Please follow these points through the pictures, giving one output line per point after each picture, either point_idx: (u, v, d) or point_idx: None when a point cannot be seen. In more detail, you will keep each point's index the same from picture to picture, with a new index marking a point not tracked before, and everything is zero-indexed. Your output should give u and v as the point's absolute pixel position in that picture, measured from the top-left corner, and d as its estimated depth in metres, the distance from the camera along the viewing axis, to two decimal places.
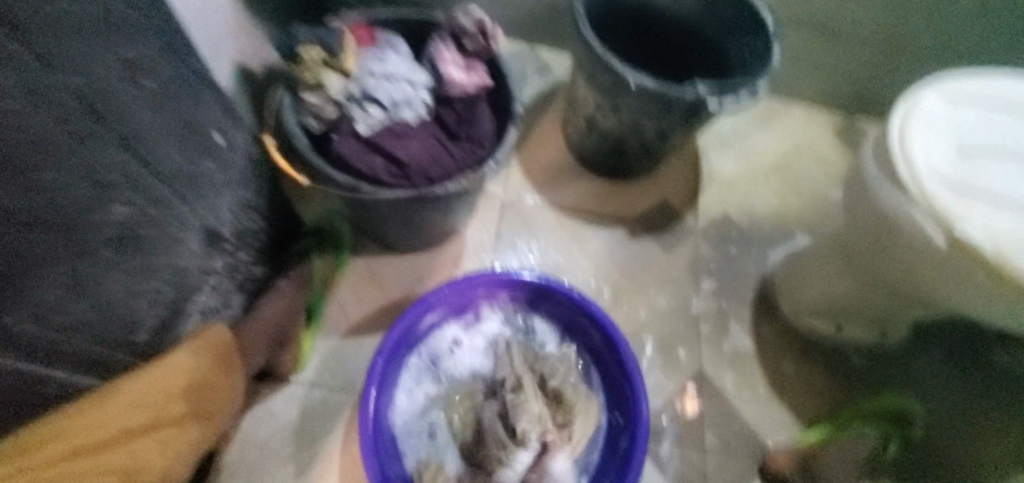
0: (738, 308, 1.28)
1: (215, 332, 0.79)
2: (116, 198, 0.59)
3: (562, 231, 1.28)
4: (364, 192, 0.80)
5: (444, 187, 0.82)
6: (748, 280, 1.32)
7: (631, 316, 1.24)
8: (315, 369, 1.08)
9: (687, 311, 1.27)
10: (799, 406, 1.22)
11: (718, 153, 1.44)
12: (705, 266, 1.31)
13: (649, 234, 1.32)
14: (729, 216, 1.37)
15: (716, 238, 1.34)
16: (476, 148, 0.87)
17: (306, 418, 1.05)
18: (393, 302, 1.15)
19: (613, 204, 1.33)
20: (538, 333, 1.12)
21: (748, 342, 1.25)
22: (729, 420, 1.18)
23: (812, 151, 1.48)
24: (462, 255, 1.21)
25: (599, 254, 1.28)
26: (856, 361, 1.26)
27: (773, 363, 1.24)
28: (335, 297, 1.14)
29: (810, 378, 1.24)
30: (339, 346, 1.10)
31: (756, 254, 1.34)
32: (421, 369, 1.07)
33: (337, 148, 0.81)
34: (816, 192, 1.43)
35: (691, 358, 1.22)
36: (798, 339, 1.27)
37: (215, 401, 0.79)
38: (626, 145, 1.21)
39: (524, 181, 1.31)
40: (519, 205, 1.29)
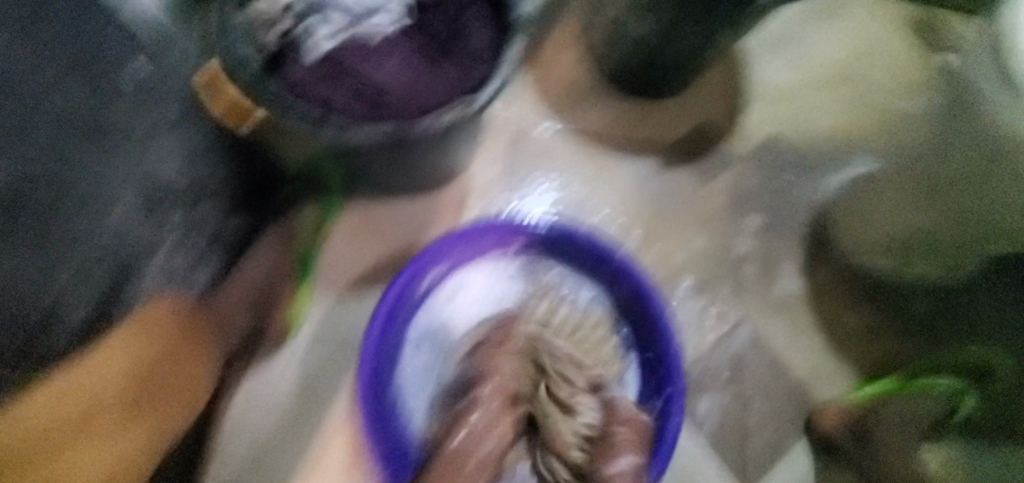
0: (788, 247, 1.10)
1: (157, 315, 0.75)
2: None
3: (583, 163, 1.10)
4: (331, 128, 0.64)
5: (433, 118, 0.66)
6: (801, 211, 1.11)
7: (662, 259, 1.07)
8: (314, 328, 0.96)
9: (729, 251, 1.09)
10: (855, 358, 1.05)
11: (771, 59, 1.19)
12: (750, 199, 1.12)
13: (685, 162, 1.12)
14: (782, 137, 1.15)
15: (765, 164, 1.14)
16: (471, 67, 0.70)
17: (306, 384, 0.94)
18: (396, 253, 1.01)
19: (644, 129, 1.13)
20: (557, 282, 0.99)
21: (801, 286, 1.08)
22: (776, 374, 1.04)
23: (884, 52, 1.20)
24: (468, 197, 1.06)
25: (627, 189, 1.10)
26: (919, 306, 1.07)
27: (832, 312, 1.07)
28: (329, 248, 0.99)
29: (870, 328, 1.06)
30: (336, 304, 0.98)
31: (812, 184, 1.13)
32: (429, 329, 0.95)
33: (293, 73, 0.66)
34: (886, 105, 1.18)
35: (734, 307, 1.06)
36: (860, 283, 1.08)
37: (173, 392, 0.76)
38: (660, 57, 1.00)
39: (538, 105, 1.11)
40: (534, 135, 1.10)
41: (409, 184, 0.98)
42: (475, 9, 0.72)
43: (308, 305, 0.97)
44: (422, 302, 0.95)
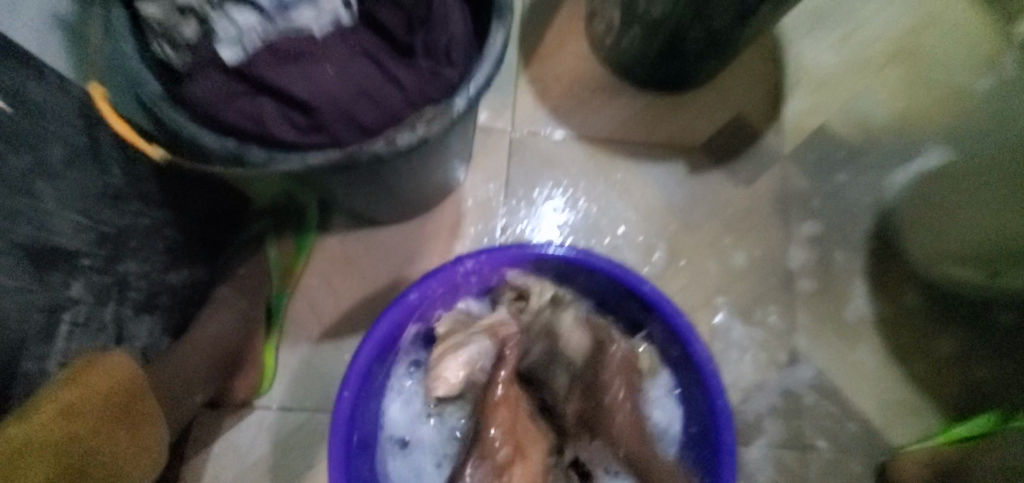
0: (847, 256, 0.92)
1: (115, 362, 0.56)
2: None
3: (595, 173, 0.94)
4: (254, 162, 0.51)
5: (386, 141, 0.50)
6: (859, 213, 0.94)
7: (699, 281, 0.90)
8: (285, 387, 0.81)
9: (779, 267, 0.91)
10: (942, 391, 0.86)
11: (812, 37, 1.01)
12: (799, 202, 0.94)
13: (719, 164, 0.95)
14: (830, 126, 0.97)
15: (812, 161, 0.95)
16: (439, 65, 0.53)
17: (277, 455, 0.79)
18: (378, 293, 0.85)
19: (665, 129, 0.96)
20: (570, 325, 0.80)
21: (868, 308, 0.90)
22: (846, 416, 0.85)
23: (945, 22, 1.04)
24: (462, 221, 0.89)
25: (648, 200, 0.93)
26: (1009, 320, 0.89)
27: (905, 335, 0.89)
28: (301, 290, 0.85)
29: (953, 354, 0.88)
30: (313, 355, 0.82)
31: (868, 178, 0.95)
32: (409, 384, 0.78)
33: (199, 92, 0.51)
34: (953, 82, 1.01)
35: (789, 335, 0.88)
36: (935, 296, 0.90)
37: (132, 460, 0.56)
38: (685, 40, 0.82)
39: (539, 108, 0.95)
40: (536, 143, 0.94)
41: (389, 210, 0.82)
42: None
43: (280, 358, 0.82)
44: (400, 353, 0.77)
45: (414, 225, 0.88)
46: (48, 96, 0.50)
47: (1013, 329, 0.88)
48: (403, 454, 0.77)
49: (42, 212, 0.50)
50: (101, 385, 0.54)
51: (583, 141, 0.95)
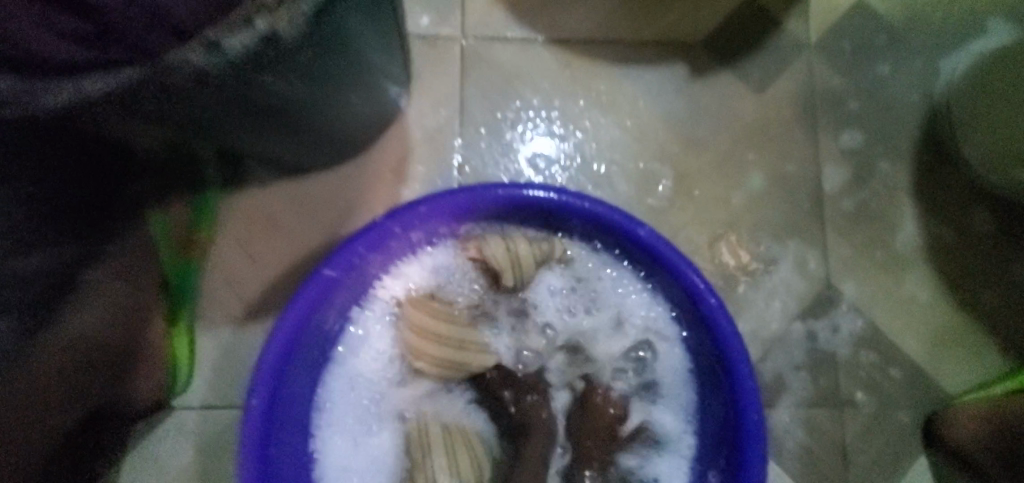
0: (888, 169, 0.74)
1: None
2: None
3: (571, 85, 0.74)
4: None
5: None
6: (902, 112, 0.75)
7: (706, 214, 0.73)
8: (206, 381, 0.66)
9: (804, 188, 0.74)
10: (1005, 324, 0.71)
11: None
12: (828, 105, 0.75)
13: (725, 62, 0.75)
14: (865, 4, 0.76)
15: (842, 52, 0.76)
16: None
17: (204, 462, 0.65)
18: (312, 258, 0.68)
19: (658, 23, 0.76)
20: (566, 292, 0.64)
21: (916, 232, 0.73)
22: (891, 362, 0.71)
23: None
24: (409, 161, 0.71)
25: (641, 116, 0.74)
26: None
27: (960, 261, 0.73)
28: (212, 262, 0.68)
29: (1021, 279, 0.72)
30: (235, 341, 0.67)
31: (913, 69, 0.76)
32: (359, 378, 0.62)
33: None
34: None
35: (818, 270, 0.72)
36: (995, 209, 0.74)
37: None
38: None
39: (496, 7, 0.74)
40: (494, 52, 0.74)
41: (308, 151, 0.64)
42: None
43: (195, 345, 0.66)
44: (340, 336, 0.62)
45: (348, 172, 0.71)
46: None
47: None
48: (354, 461, 0.61)
49: None
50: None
51: (554, 46, 0.74)
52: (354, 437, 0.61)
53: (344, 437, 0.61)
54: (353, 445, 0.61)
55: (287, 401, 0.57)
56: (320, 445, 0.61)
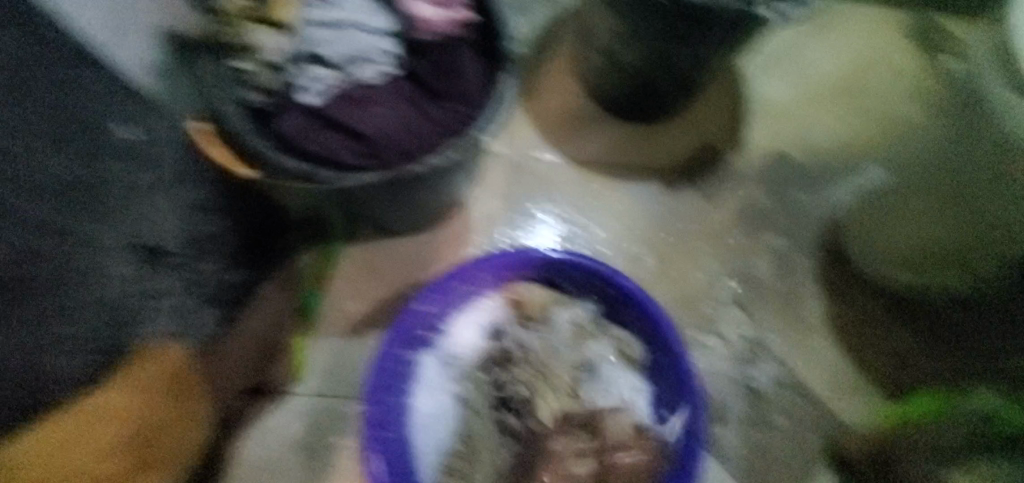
0: (800, 262, 1.07)
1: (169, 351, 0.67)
2: None
3: (584, 191, 1.09)
4: (323, 180, 0.65)
5: (422, 163, 0.66)
6: (809, 223, 1.10)
7: (674, 284, 1.05)
8: (320, 376, 0.93)
9: (742, 271, 1.06)
10: (882, 375, 1.01)
11: (767, 75, 1.19)
12: (758, 216, 1.10)
13: (689, 183, 1.11)
14: (784, 152, 1.14)
15: (768, 182, 1.12)
16: (462, 106, 0.70)
17: (312, 434, 0.91)
18: (400, 293, 0.99)
19: (645, 154, 1.12)
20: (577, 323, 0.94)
21: (819, 306, 1.05)
22: (802, 398, 0.99)
23: (881, 64, 1.22)
24: (471, 232, 1.04)
25: (632, 213, 1.08)
26: (943, 314, 1.04)
27: (851, 329, 1.04)
28: (332, 292, 0.98)
29: (892, 344, 1.03)
30: (342, 348, 0.95)
31: (816, 195, 1.12)
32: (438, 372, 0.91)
33: (283, 127, 0.66)
34: (887, 113, 1.18)
35: (751, 328, 1.03)
36: (875, 292, 1.06)
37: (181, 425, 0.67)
38: (655, 80, 0.99)
39: (536, 136, 1.11)
40: (533, 166, 1.09)
41: (410, 222, 0.97)
42: (465, 44, 0.72)
43: (314, 349, 0.95)
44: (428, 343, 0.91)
45: (430, 237, 1.03)
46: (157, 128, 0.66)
47: (946, 322, 1.04)
48: (429, 424, 0.89)
49: None
50: (157, 371, 0.65)
51: (574, 165, 1.10)
52: (431, 409, 0.90)
53: (425, 409, 0.90)
54: (430, 414, 0.90)
55: (394, 380, 0.85)
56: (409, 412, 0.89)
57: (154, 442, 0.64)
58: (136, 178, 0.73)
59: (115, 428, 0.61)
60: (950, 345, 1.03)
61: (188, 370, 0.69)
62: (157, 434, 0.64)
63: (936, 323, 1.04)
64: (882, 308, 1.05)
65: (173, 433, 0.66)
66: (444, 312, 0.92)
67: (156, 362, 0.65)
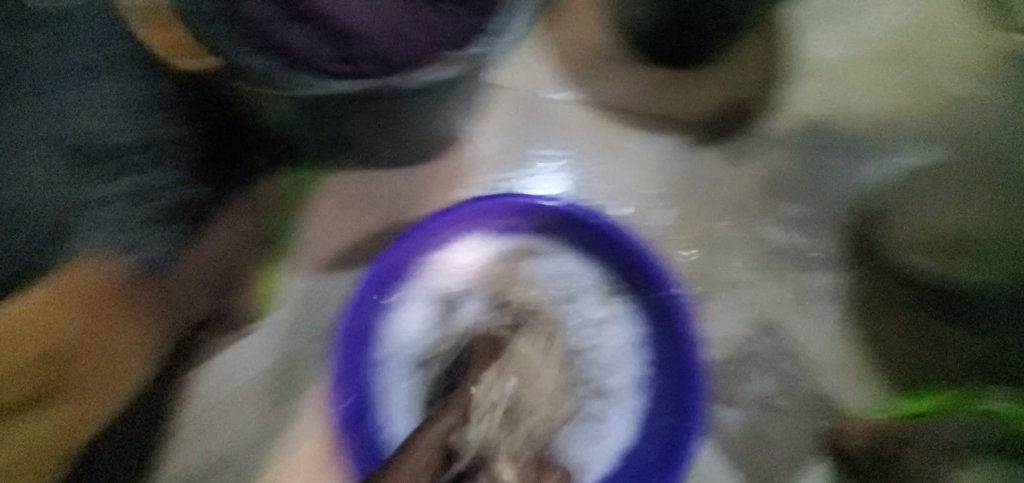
0: (826, 240, 0.98)
1: (84, 275, 0.59)
2: None
3: (596, 137, 0.97)
4: (290, 83, 0.54)
5: (407, 74, 0.54)
6: (841, 201, 0.99)
7: (684, 251, 0.95)
8: (285, 312, 0.85)
9: (758, 242, 0.96)
10: (893, 369, 0.94)
11: (818, 27, 1.04)
12: (785, 184, 0.99)
13: (714, 141, 0.99)
14: (824, 115, 1.01)
15: (803, 147, 1.00)
16: (460, 10, 0.58)
17: (274, 375, 0.84)
18: (383, 232, 0.89)
19: (668, 102, 1.00)
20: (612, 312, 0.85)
21: (838, 287, 0.96)
22: (804, 383, 0.92)
23: (950, 22, 1.06)
24: (467, 171, 0.93)
25: (648, 169, 0.97)
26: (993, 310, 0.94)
27: (869, 318, 0.95)
28: (305, 223, 0.87)
29: (910, 336, 0.95)
30: (314, 285, 0.86)
31: (853, 171, 1.00)
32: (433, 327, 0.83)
33: (249, 13, 0.55)
34: (949, 81, 1.04)
35: (760, 307, 0.94)
36: (901, 285, 0.97)
37: (119, 351, 0.60)
38: (692, 15, 0.85)
39: (549, 71, 0.98)
40: (542, 103, 0.97)
41: (399, 152, 0.85)
42: None
43: (282, 283, 0.85)
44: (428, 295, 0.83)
45: (422, 173, 0.92)
46: None
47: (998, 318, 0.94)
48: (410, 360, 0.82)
49: None
50: (76, 288, 0.58)
51: (587, 107, 0.98)
52: (409, 340, 0.82)
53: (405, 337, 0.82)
54: (406, 346, 0.82)
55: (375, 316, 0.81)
56: (385, 340, 0.81)
57: (82, 357, 0.57)
58: None
59: (25, 345, 0.54)
60: (998, 345, 0.93)
61: (122, 289, 0.61)
62: (87, 351, 0.57)
63: (967, 320, 0.94)
64: (914, 299, 0.96)
65: (107, 351, 0.59)
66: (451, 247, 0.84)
67: (76, 279, 0.58)
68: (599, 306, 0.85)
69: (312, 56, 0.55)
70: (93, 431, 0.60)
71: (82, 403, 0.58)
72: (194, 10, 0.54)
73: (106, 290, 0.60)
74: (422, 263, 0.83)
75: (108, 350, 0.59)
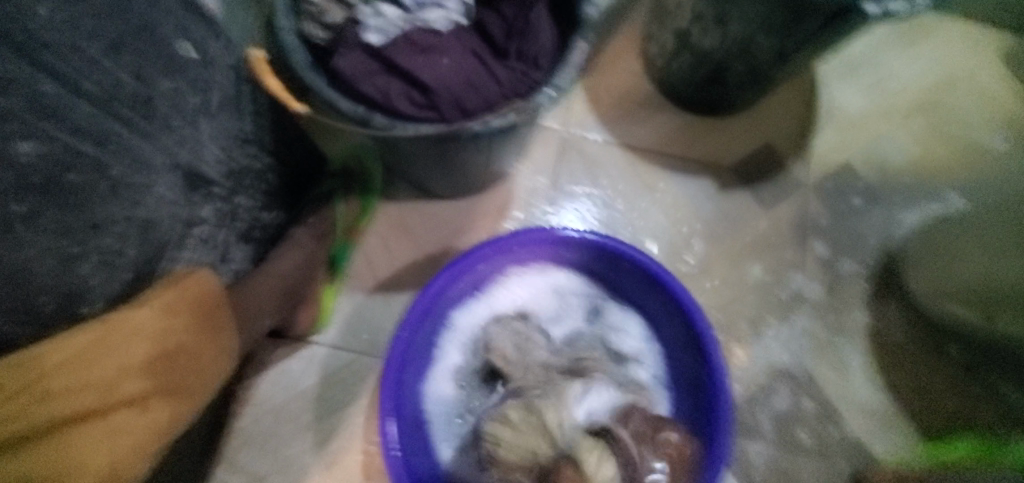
0: (853, 283, 1.01)
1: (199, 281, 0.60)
2: (53, 124, 0.44)
3: (632, 179, 1.04)
4: (377, 127, 0.60)
5: (482, 121, 0.61)
6: (867, 246, 1.03)
7: (713, 289, 1.00)
8: (338, 329, 0.92)
9: (787, 284, 1.00)
10: (920, 414, 0.96)
11: (844, 82, 1.11)
12: (814, 229, 1.03)
13: (745, 185, 1.05)
14: (851, 165, 1.06)
15: (831, 193, 1.05)
16: (528, 68, 0.65)
17: (324, 386, 0.90)
18: (429, 258, 0.96)
19: (701, 148, 1.06)
20: (627, 333, 0.92)
21: (864, 331, 0.99)
22: (831, 424, 0.95)
23: (969, 84, 1.12)
24: (509, 206, 1.00)
25: (680, 209, 1.03)
26: None
27: (896, 363, 0.98)
28: (361, 246, 0.96)
29: (939, 382, 0.97)
30: (366, 304, 0.94)
31: (878, 218, 1.04)
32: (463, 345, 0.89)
33: (340, 64, 0.61)
34: (970, 139, 1.09)
35: (790, 346, 0.98)
36: (927, 330, 0.99)
37: (206, 364, 0.60)
38: (728, 71, 0.93)
39: (589, 115, 1.06)
40: (583, 145, 1.04)
41: (452, 186, 0.93)
42: (540, 3, 0.67)
43: (336, 300, 0.93)
44: (455, 314, 0.90)
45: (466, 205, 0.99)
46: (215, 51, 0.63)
47: None
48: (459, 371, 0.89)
49: (197, 143, 0.62)
50: (185, 298, 0.58)
51: (625, 150, 1.05)
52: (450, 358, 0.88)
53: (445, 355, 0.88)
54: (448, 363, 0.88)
55: (417, 342, 0.83)
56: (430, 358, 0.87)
57: (180, 366, 0.56)
58: (184, 98, 0.58)
59: (142, 343, 0.52)
60: None
61: (213, 303, 0.62)
62: (181, 360, 0.56)
63: (1006, 371, 0.97)
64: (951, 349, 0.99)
65: (193, 361, 0.58)
66: (484, 272, 0.89)
67: (184, 286, 0.58)
68: (626, 333, 0.92)
69: (396, 104, 0.61)
70: (161, 449, 0.53)
71: (169, 413, 0.53)
72: (295, 61, 0.61)
73: (209, 304, 0.61)
74: (456, 287, 0.87)
75: (202, 361, 0.59)
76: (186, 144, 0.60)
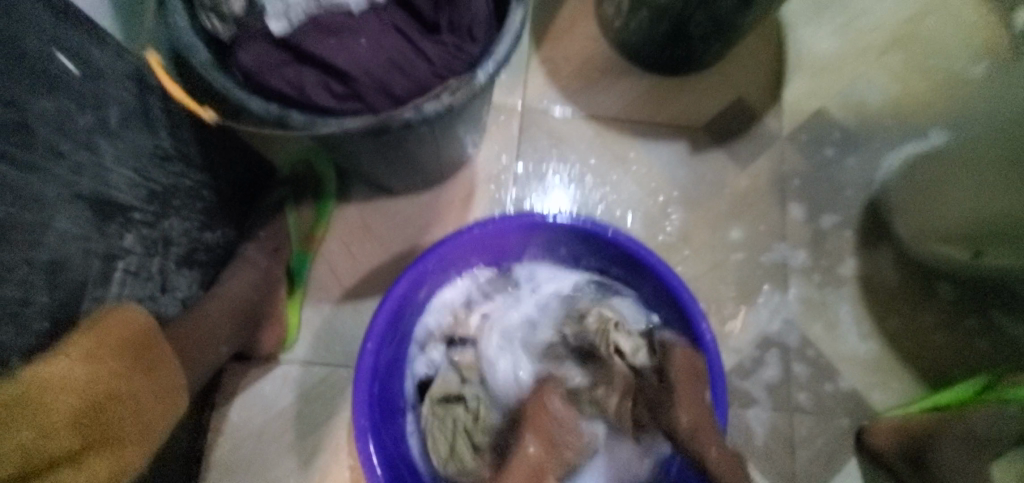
0: (840, 233, 0.97)
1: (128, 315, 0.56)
2: None
3: (602, 150, 0.98)
4: (295, 126, 0.55)
5: (415, 107, 0.55)
6: (851, 194, 0.99)
7: (698, 256, 0.95)
8: (306, 344, 0.87)
9: (772, 241, 0.96)
10: (920, 361, 0.93)
11: (812, 23, 1.05)
12: (794, 181, 0.99)
13: (720, 144, 0.99)
14: (827, 111, 1.01)
15: (809, 142, 1.00)
16: (462, 42, 0.59)
17: (300, 404, 0.85)
18: (395, 258, 0.91)
19: (670, 109, 1.00)
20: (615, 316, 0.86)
21: (856, 283, 0.95)
22: (828, 382, 0.92)
23: (944, 10, 1.07)
24: (474, 193, 0.94)
25: (654, 176, 0.98)
26: None
27: (890, 308, 0.95)
28: (321, 254, 0.90)
29: (939, 325, 0.94)
30: (333, 313, 0.88)
31: (859, 162, 1.00)
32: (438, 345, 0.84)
33: (244, 59, 0.56)
34: (948, 69, 1.04)
35: (781, 307, 0.94)
36: (922, 273, 0.96)
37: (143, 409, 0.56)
38: (688, 23, 0.86)
39: (550, 88, 1.00)
40: (545, 120, 0.98)
41: (410, 179, 0.87)
42: None
43: (302, 312, 0.88)
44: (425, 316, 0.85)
45: (432, 199, 0.93)
46: (104, 60, 0.55)
47: None
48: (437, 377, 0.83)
49: (101, 167, 0.56)
50: (116, 333, 0.54)
51: (591, 120, 0.99)
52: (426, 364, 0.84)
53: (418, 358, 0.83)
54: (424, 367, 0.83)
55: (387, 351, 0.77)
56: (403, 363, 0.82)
57: (111, 418, 0.51)
58: (74, 119, 0.51)
59: (74, 392, 0.48)
60: None
61: (151, 341, 0.58)
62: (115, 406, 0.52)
63: (1003, 303, 0.94)
64: (957, 294, 0.95)
65: (137, 412, 0.55)
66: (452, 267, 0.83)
67: (112, 326, 0.54)
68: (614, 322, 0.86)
69: (315, 99, 0.55)
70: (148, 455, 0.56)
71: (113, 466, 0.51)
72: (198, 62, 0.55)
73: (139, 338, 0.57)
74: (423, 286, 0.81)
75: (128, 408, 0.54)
76: (89, 171, 0.54)
